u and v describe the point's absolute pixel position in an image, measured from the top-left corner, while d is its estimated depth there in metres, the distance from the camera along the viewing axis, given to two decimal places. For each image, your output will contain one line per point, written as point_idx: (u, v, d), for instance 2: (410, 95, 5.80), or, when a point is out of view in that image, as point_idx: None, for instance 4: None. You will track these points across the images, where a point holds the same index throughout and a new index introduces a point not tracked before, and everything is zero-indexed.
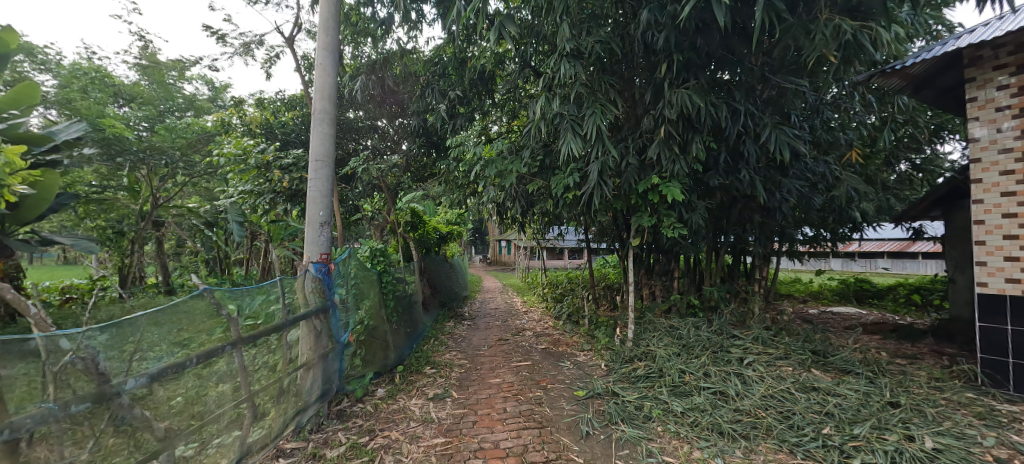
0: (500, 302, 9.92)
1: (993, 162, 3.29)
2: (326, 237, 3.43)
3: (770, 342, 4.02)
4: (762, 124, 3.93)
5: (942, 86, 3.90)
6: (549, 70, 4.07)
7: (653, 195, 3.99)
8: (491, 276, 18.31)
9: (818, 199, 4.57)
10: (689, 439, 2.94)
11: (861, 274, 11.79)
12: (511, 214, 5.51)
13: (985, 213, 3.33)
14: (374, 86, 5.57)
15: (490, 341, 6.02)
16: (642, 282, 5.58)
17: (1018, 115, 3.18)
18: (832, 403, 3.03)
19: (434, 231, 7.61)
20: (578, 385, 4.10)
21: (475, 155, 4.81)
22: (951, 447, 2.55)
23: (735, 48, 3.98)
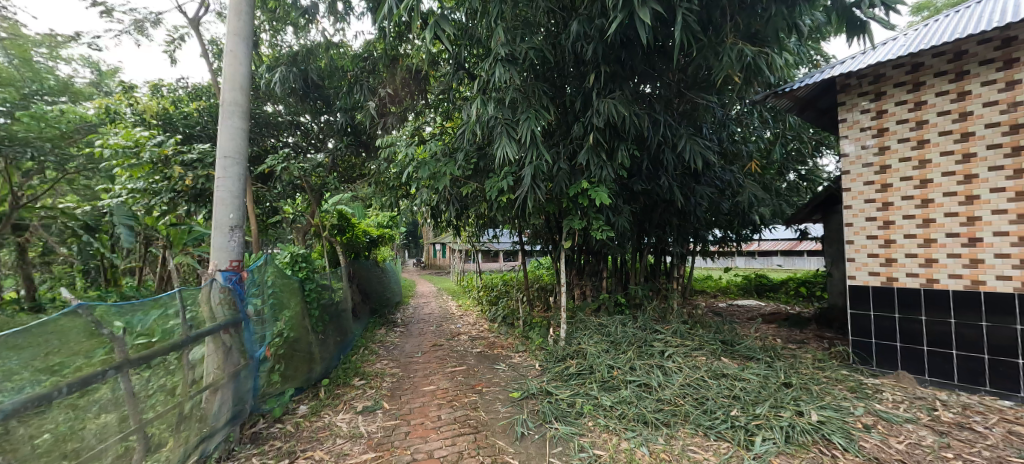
0: (434, 307, 9.72)
1: (859, 174, 3.89)
2: (237, 241, 3.09)
3: (687, 335, 4.38)
4: (679, 135, 4.29)
5: (820, 107, 4.54)
6: (483, 74, 4.10)
7: (582, 198, 4.15)
8: (425, 280, 17.90)
9: (725, 204, 5.07)
10: (617, 431, 3.09)
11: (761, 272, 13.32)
12: (445, 217, 5.44)
13: (852, 217, 3.94)
14: (296, 79, 5.09)
15: (424, 347, 5.86)
16: (574, 283, 5.79)
17: (876, 135, 3.79)
18: (738, 387, 3.36)
19: (364, 235, 7.27)
20: (514, 387, 4.13)
21: (407, 156, 4.66)
22: (831, 418, 2.95)
23: (655, 64, 4.30)
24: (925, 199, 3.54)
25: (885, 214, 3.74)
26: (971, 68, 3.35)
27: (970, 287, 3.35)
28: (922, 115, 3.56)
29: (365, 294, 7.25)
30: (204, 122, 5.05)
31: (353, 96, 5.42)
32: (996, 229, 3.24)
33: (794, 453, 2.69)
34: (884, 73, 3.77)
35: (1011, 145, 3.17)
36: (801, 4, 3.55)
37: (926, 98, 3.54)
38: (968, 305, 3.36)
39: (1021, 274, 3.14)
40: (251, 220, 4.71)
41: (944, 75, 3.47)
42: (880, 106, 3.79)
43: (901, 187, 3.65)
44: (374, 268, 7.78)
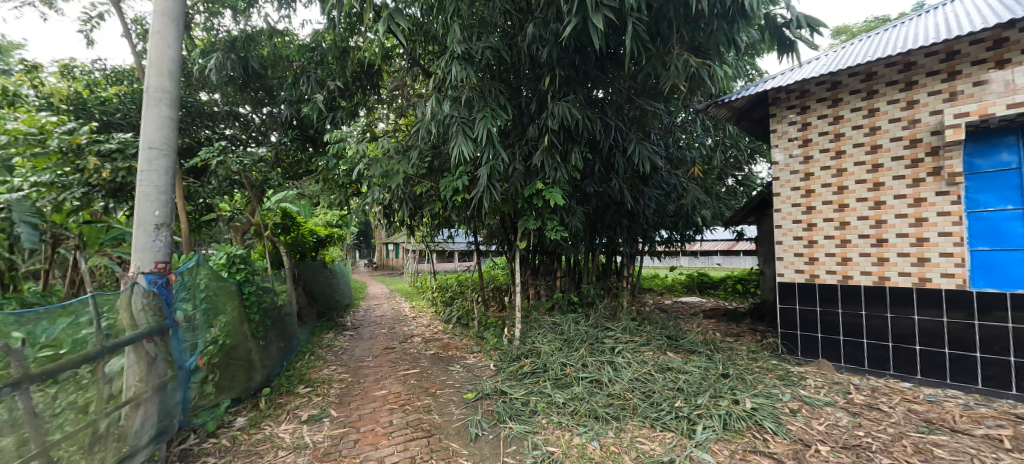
0: (386, 308, 9.44)
1: (787, 181, 4.28)
2: (163, 241, 2.81)
3: (635, 331, 4.56)
4: (629, 139, 4.46)
5: (755, 118, 4.92)
6: (440, 71, 4.05)
7: (537, 199, 4.21)
8: (377, 281, 17.33)
9: (671, 206, 5.34)
10: (569, 427, 3.17)
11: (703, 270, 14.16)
12: (399, 216, 5.29)
13: (781, 219, 4.32)
14: (235, 66, 4.73)
15: (375, 351, 5.66)
16: (529, 283, 5.85)
17: (802, 145, 4.18)
18: (682, 379, 3.55)
19: (310, 234, 6.92)
20: (468, 387, 4.11)
21: (357, 152, 4.48)
22: (763, 405, 3.20)
23: (608, 70, 4.45)
24: (842, 204, 3.94)
25: (808, 217, 4.14)
26: (879, 88, 3.75)
27: (877, 282, 3.76)
28: (839, 128, 3.95)
29: (311, 297, 6.91)
30: (125, 109, 4.56)
31: (298, 88, 5.13)
32: (898, 231, 3.66)
33: (731, 439, 2.88)
34: (808, 89, 4.15)
35: (911, 157, 3.58)
36: (739, 21, 3.82)
37: (843, 113, 3.94)
38: (875, 299, 3.78)
39: (919, 271, 3.56)
40: (180, 219, 4.31)
41: (857, 94, 3.87)
42: (805, 119, 4.17)
43: (822, 193, 4.05)
44: (321, 269, 7.45)
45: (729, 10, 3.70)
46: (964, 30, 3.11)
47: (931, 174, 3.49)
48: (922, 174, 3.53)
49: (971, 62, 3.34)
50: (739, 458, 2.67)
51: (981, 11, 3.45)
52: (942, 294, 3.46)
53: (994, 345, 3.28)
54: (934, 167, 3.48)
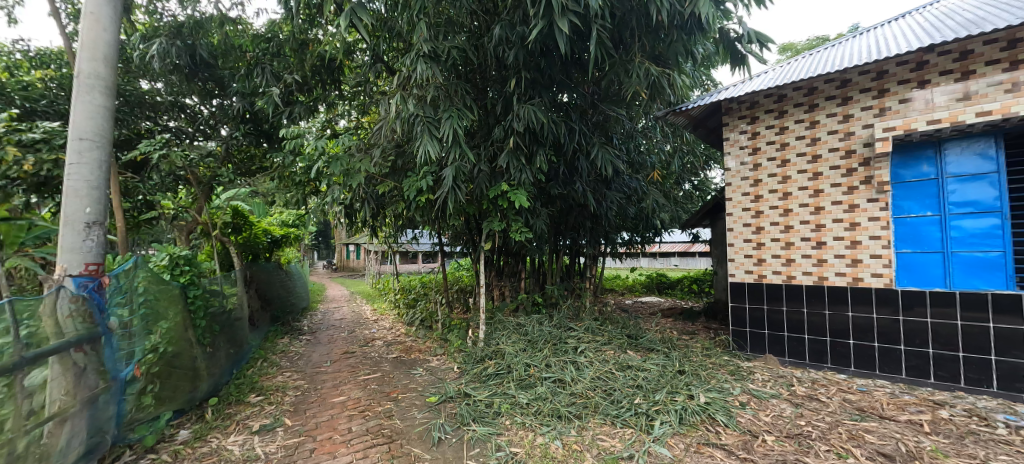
0: (346, 311, 9.13)
1: (737, 186, 4.54)
2: (95, 241, 2.58)
3: (597, 331, 4.67)
4: (592, 143, 4.57)
5: (710, 126, 5.18)
6: (404, 69, 3.98)
7: (502, 200, 4.21)
8: (336, 283, 16.74)
9: (632, 209, 5.51)
10: (533, 427, 3.19)
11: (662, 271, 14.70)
12: (360, 216, 5.14)
13: (733, 223, 4.58)
14: (181, 54, 4.42)
15: (333, 355, 5.46)
16: (493, 284, 5.85)
17: (751, 153, 4.45)
18: (641, 377, 3.67)
19: (263, 234, 6.58)
20: (431, 391, 4.04)
21: (316, 149, 4.25)
22: (716, 399, 3.37)
23: (573, 75, 4.53)
24: (786, 209, 4.22)
25: (757, 221, 4.41)
26: (819, 102, 4.05)
27: (817, 282, 4.06)
28: (785, 138, 4.23)
29: (265, 300, 6.58)
30: (51, 96, 4.13)
31: (253, 80, 4.84)
32: (835, 235, 3.96)
33: (686, 432, 3.01)
34: (758, 100, 4.42)
35: (846, 166, 3.89)
36: (695, 33, 4.00)
37: (788, 124, 4.22)
38: (815, 297, 4.07)
39: (852, 271, 3.87)
40: (116, 217, 3.96)
41: (800, 106, 4.16)
42: (754, 129, 4.43)
43: (769, 198, 4.33)
44: (276, 271, 7.11)
45: (686, 22, 3.87)
46: (892, 52, 3.42)
47: (863, 183, 3.81)
48: (855, 182, 3.85)
49: (897, 81, 3.66)
50: (694, 451, 2.79)
51: (906, 35, 3.81)
52: (872, 292, 3.78)
53: (915, 338, 3.61)
54: (866, 176, 3.79)
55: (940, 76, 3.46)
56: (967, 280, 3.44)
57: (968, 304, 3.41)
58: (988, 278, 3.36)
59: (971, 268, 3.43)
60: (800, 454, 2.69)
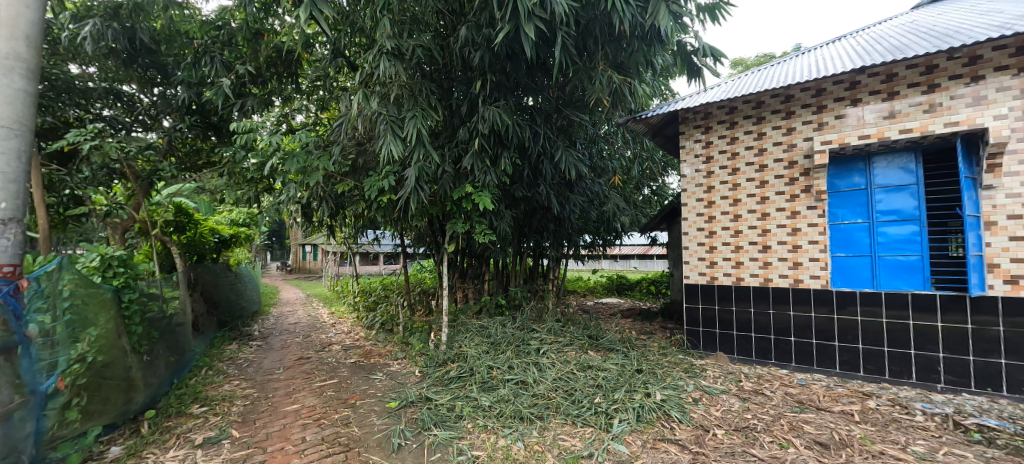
0: (301, 315, 8.74)
1: (692, 193, 4.79)
2: (10, 240, 2.26)
3: (559, 332, 4.74)
4: (556, 146, 4.64)
5: (667, 134, 5.41)
6: (367, 65, 3.88)
7: (466, 202, 4.18)
8: (290, 285, 15.98)
9: (594, 212, 5.64)
10: (495, 429, 3.18)
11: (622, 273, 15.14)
12: (318, 215, 4.95)
13: (688, 227, 4.83)
14: (118, 37, 4.08)
15: (287, 362, 5.20)
16: (457, 286, 5.81)
17: (705, 161, 4.69)
18: (601, 376, 3.75)
19: (211, 234, 6.18)
20: (391, 396, 3.95)
21: (271, 145, 3.92)
22: (671, 396, 3.51)
23: (538, 79, 4.59)
24: (736, 214, 4.49)
25: (710, 225, 4.66)
26: (766, 115, 4.33)
27: (763, 283, 4.33)
28: (735, 148, 4.50)
29: (212, 304, 6.20)
30: None
31: (201, 69, 4.51)
32: (779, 239, 4.24)
33: (643, 429, 3.10)
34: (711, 111, 4.67)
35: (789, 175, 4.18)
36: (655, 45, 4.17)
37: (738, 135, 4.48)
38: (761, 297, 4.35)
39: (794, 273, 4.16)
40: (37, 213, 3.58)
41: (749, 118, 4.43)
42: (708, 138, 4.68)
43: (720, 204, 4.58)
44: (224, 273, 6.71)
45: (647, 33, 4.02)
46: (829, 72, 3.72)
47: (804, 191, 4.10)
48: (797, 191, 4.14)
49: (834, 99, 3.98)
50: (650, 447, 2.89)
51: (841, 57, 4.14)
52: (810, 293, 4.08)
53: (847, 335, 3.93)
54: (806, 185, 4.09)
55: (870, 96, 3.79)
56: (892, 281, 3.78)
57: (892, 303, 3.75)
58: (909, 280, 3.70)
59: (895, 270, 3.77)
60: (747, 445, 2.85)
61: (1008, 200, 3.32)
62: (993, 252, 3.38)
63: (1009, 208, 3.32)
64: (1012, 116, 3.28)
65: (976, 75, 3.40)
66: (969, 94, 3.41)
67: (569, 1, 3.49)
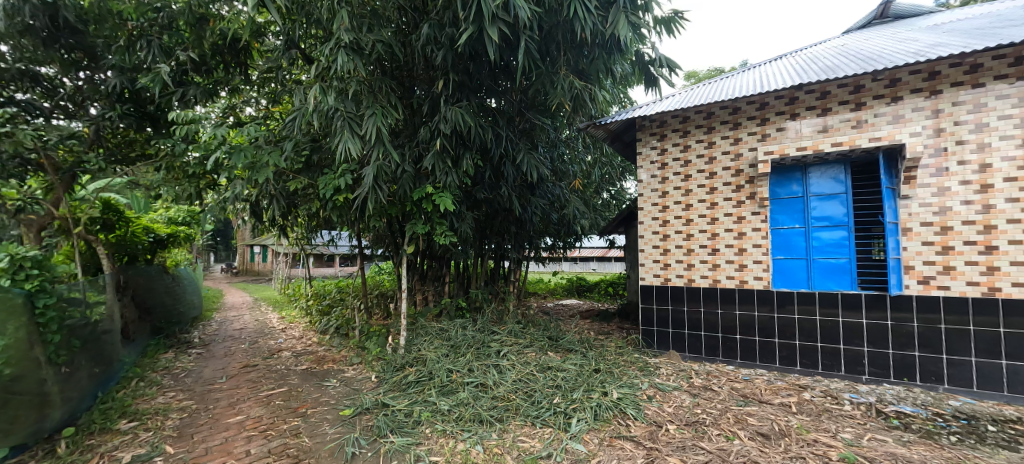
0: (247, 320, 8.21)
1: (648, 197, 4.98)
2: None
3: (520, 334, 4.76)
4: (518, 149, 4.66)
5: (625, 140, 5.60)
6: (323, 59, 3.73)
7: (427, 203, 4.11)
8: (236, 289, 15.00)
9: (554, 215, 5.72)
10: (454, 434, 3.14)
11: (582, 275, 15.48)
12: (268, 214, 4.68)
13: (644, 230, 5.01)
14: (35, 13, 3.67)
15: (230, 370, 4.87)
16: (416, 288, 5.68)
17: (661, 167, 4.90)
18: (560, 377, 3.79)
19: (144, 233, 5.67)
20: (345, 403, 3.79)
21: (216, 138, 3.76)
22: (627, 394, 3.61)
23: (501, 82, 4.60)
24: (688, 218, 4.71)
25: (664, 229, 4.87)
26: (716, 125, 4.58)
27: (712, 284, 4.57)
28: (688, 155, 4.72)
29: (145, 310, 5.71)
30: None
31: (137, 54, 4.21)
32: (726, 243, 4.50)
33: (600, 427, 3.17)
34: (666, 120, 4.88)
35: (736, 183, 4.44)
36: (614, 53, 4.30)
37: (691, 143, 4.71)
38: (710, 297, 4.59)
39: (739, 275, 4.43)
40: None
41: (701, 128, 4.67)
42: (663, 145, 4.89)
43: (674, 208, 4.80)
44: (160, 276, 6.20)
45: (607, 42, 4.14)
46: (771, 87, 4.00)
47: (748, 198, 4.38)
48: (743, 197, 4.41)
49: (776, 112, 4.27)
50: (607, 445, 2.95)
51: (783, 74, 4.47)
52: (754, 293, 4.36)
53: (786, 332, 4.23)
54: (750, 192, 4.37)
55: (807, 111, 4.11)
56: (824, 282, 4.10)
57: (824, 302, 4.07)
58: (839, 281, 4.04)
59: (828, 272, 4.10)
60: (697, 439, 2.98)
61: (921, 209, 3.71)
62: (909, 255, 3.75)
63: (923, 216, 3.70)
64: (925, 134, 3.67)
65: (896, 96, 3.78)
66: (890, 113, 3.79)
67: (532, 6, 3.53)
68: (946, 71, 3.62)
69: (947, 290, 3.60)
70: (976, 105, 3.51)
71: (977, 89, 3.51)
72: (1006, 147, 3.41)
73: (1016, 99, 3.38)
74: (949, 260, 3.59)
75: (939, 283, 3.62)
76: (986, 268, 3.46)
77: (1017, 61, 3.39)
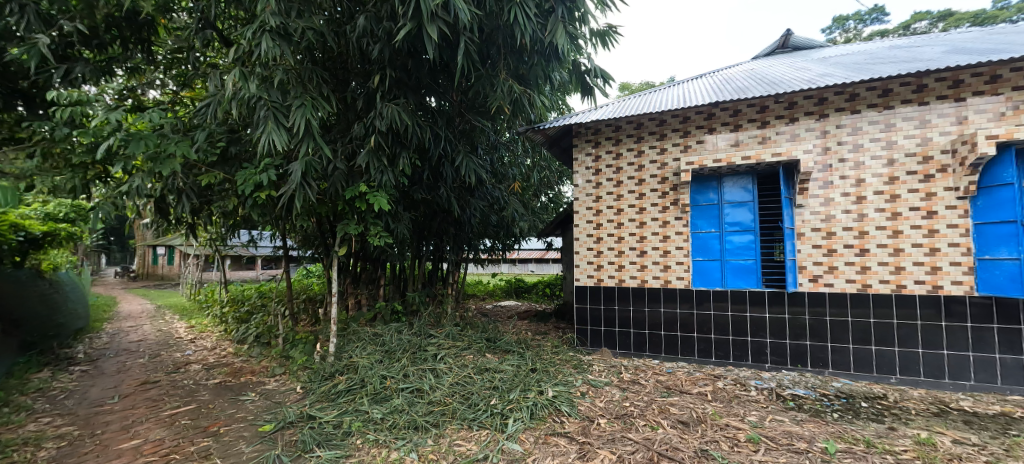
0: (148, 331, 7.24)
1: (583, 201, 5.20)
2: None
3: (457, 336, 4.70)
4: (457, 150, 4.61)
5: (563, 145, 5.80)
6: (245, 43, 3.42)
7: (360, 202, 3.91)
8: (134, 295, 13.20)
9: (493, 217, 5.74)
10: (387, 443, 3.02)
11: (521, 276, 15.71)
12: (175, 211, 4.18)
13: (579, 233, 5.21)
14: None
15: (124, 389, 4.26)
16: (348, 292, 5.39)
17: (595, 173, 5.14)
18: (497, 378, 3.80)
19: (12, 232, 4.81)
20: (265, 418, 3.48)
21: (109, 123, 3.25)
22: (562, 391, 3.72)
23: (441, 81, 4.53)
24: (619, 222, 4.99)
25: (597, 232, 5.11)
26: (644, 135, 4.90)
27: (640, 284, 4.88)
28: (620, 163, 5.01)
29: (10, 323, 4.90)
30: None
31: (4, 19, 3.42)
32: (652, 245, 4.83)
33: (536, 426, 3.22)
34: (600, 128, 5.12)
35: (661, 189, 4.78)
36: (553, 61, 4.43)
37: (622, 151, 5.00)
38: (638, 297, 4.89)
39: (664, 275, 4.77)
40: None
41: (631, 137, 4.97)
42: (598, 152, 5.13)
43: (607, 212, 5.05)
44: (32, 282, 5.39)
45: (545, 50, 4.26)
46: (692, 103, 4.37)
47: (672, 204, 4.74)
48: (667, 203, 4.76)
49: (696, 126, 4.67)
50: (542, 442, 3.01)
51: (703, 92, 4.90)
52: (676, 292, 4.72)
53: (703, 327, 4.63)
54: (674, 198, 4.73)
55: (722, 126, 4.55)
56: (735, 281, 4.53)
57: (735, 299, 4.52)
58: (747, 280, 4.48)
59: (738, 272, 4.53)
60: (625, 430, 3.15)
61: (812, 217, 4.26)
62: (803, 257, 4.30)
63: (813, 223, 4.26)
64: (815, 152, 4.22)
65: (793, 117, 4.31)
66: (789, 132, 4.31)
67: (473, 7, 3.52)
68: (831, 98, 4.20)
69: (831, 287, 4.17)
70: (854, 128, 4.11)
71: (855, 115, 4.12)
72: (875, 165, 4.04)
73: (883, 125, 4.02)
74: (833, 261, 4.17)
75: (826, 281, 4.19)
76: (860, 268, 4.07)
77: (883, 94, 4.03)
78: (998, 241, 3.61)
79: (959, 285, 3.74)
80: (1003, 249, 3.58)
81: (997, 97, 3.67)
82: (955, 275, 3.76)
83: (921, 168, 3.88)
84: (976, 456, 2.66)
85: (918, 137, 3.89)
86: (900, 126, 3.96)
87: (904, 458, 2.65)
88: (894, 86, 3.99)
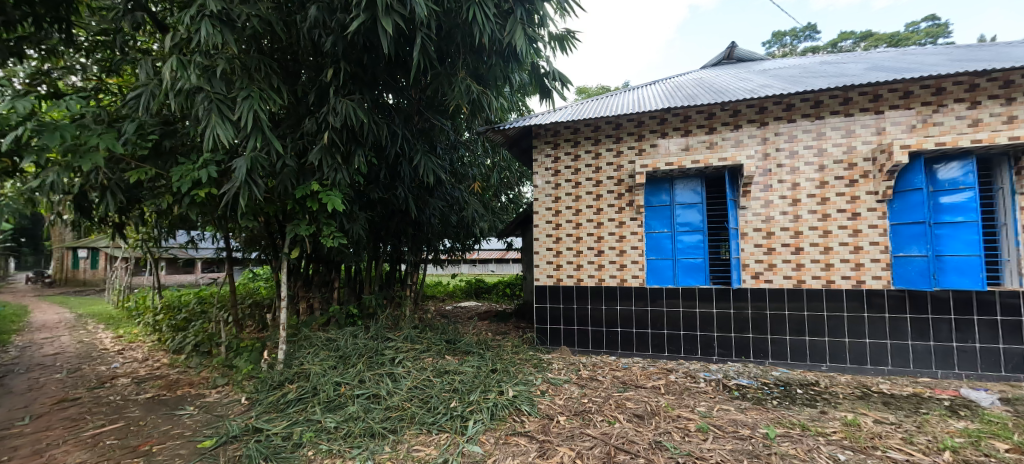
0: (66, 342, 6.55)
1: (542, 201, 5.25)
2: None
3: (416, 339, 4.60)
4: (415, 149, 4.51)
5: (523, 146, 5.86)
6: (184, 28, 3.18)
7: (311, 201, 3.72)
8: (51, 303, 11.86)
9: (453, 217, 5.65)
10: (341, 453, 2.91)
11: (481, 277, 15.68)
12: (99, 209, 3.80)
13: (538, 233, 5.26)
14: None
15: (36, 409, 3.79)
16: (299, 296, 5.14)
17: (555, 174, 5.21)
18: (457, 380, 3.75)
19: None
20: (204, 434, 3.24)
21: (16, 111, 2.87)
22: (522, 390, 3.74)
23: (398, 78, 4.41)
24: (578, 222, 5.09)
25: (556, 232, 5.18)
26: (602, 138, 5.04)
27: (598, 283, 5.00)
28: (578, 164, 5.12)
29: None
30: None
31: None
32: (609, 245, 4.97)
33: (496, 427, 3.21)
34: (559, 130, 5.21)
35: (618, 191, 4.94)
36: (512, 63, 4.45)
37: (581, 153, 5.11)
38: (596, 295, 5.02)
39: (620, 274, 4.92)
40: None
41: (589, 139, 5.09)
42: (557, 154, 5.22)
43: (566, 213, 5.14)
44: None
45: (504, 50, 4.26)
46: (647, 109, 4.54)
47: (628, 205, 4.90)
48: (623, 204, 4.92)
49: (650, 131, 4.86)
50: (502, 443, 3.01)
51: (655, 97, 5.12)
52: (631, 290, 4.89)
53: (657, 323, 4.81)
54: (629, 199, 4.90)
55: (673, 131, 4.77)
56: (686, 279, 4.74)
57: (686, 296, 4.73)
58: (697, 278, 4.70)
59: (689, 270, 4.74)
60: (584, 427, 3.21)
61: (754, 217, 4.55)
62: (745, 255, 4.59)
63: (755, 223, 4.55)
64: (756, 157, 4.52)
65: (737, 125, 4.60)
66: (733, 138, 4.60)
67: (430, 3, 3.48)
68: (771, 108, 4.51)
69: (770, 283, 4.49)
70: (790, 136, 4.45)
71: (791, 123, 4.45)
72: (808, 170, 4.39)
73: (815, 134, 4.37)
74: (772, 258, 4.48)
75: (766, 277, 4.50)
76: (795, 265, 4.40)
77: (815, 105, 4.38)
78: (910, 240, 4.03)
79: (879, 280, 4.15)
80: (914, 247, 4.01)
81: (909, 111, 4.10)
82: (875, 271, 4.16)
83: (847, 173, 4.26)
84: (892, 433, 2.96)
85: (845, 145, 4.27)
86: (829, 135, 4.33)
87: (834, 439, 2.90)
88: (824, 98, 4.35)
